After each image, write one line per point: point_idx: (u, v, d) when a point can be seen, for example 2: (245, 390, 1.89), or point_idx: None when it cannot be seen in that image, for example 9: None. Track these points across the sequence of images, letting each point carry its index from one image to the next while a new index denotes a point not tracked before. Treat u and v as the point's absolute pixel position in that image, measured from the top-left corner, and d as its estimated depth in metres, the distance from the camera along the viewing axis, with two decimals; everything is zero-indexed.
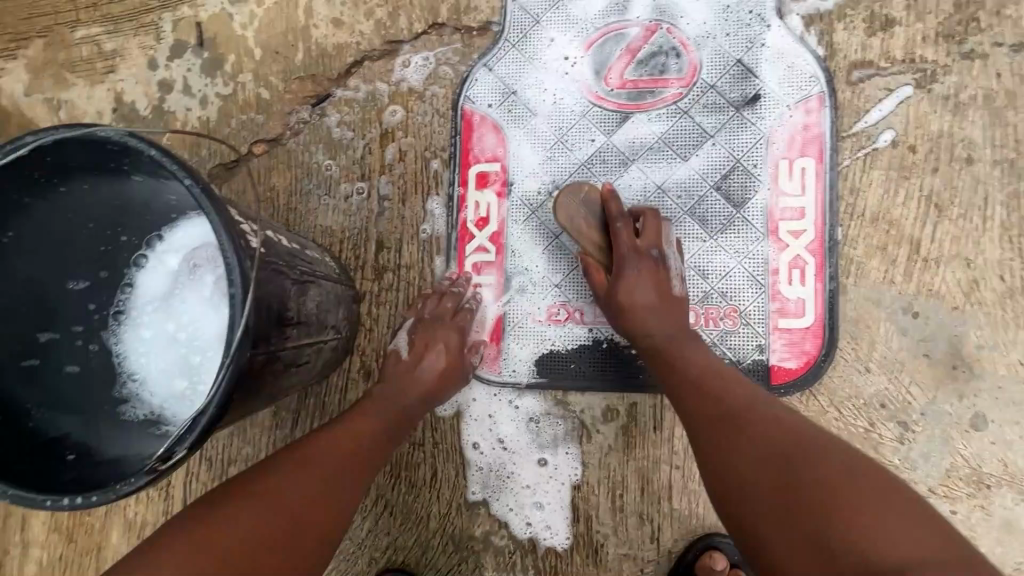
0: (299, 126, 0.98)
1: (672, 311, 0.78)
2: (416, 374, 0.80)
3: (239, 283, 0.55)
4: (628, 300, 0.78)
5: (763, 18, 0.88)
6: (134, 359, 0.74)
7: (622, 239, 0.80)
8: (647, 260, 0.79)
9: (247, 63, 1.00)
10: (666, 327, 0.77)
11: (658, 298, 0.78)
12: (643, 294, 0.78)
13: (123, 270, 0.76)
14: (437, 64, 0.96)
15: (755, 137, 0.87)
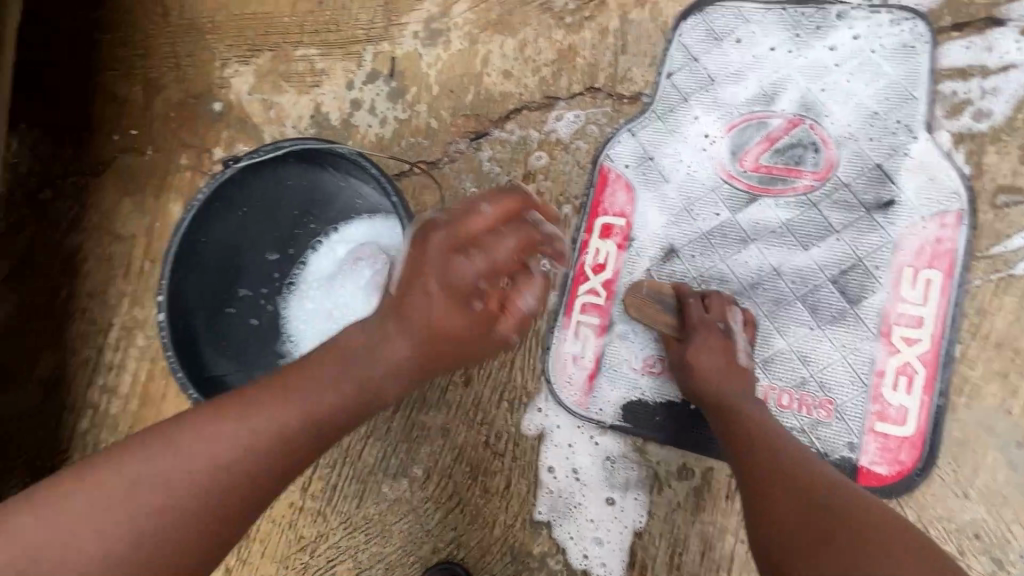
0: (455, 155, 1.13)
1: (736, 380, 0.83)
2: (444, 316, 0.70)
3: (414, 285, 0.67)
4: (696, 366, 0.85)
5: (911, 129, 0.91)
6: (295, 324, 0.89)
7: (694, 311, 0.89)
8: (715, 333, 0.86)
9: (425, 96, 1.18)
10: (729, 389, 0.82)
11: (721, 365, 0.84)
12: (708, 363, 0.84)
13: (303, 250, 0.91)
14: (586, 122, 1.07)
15: (882, 240, 0.89)
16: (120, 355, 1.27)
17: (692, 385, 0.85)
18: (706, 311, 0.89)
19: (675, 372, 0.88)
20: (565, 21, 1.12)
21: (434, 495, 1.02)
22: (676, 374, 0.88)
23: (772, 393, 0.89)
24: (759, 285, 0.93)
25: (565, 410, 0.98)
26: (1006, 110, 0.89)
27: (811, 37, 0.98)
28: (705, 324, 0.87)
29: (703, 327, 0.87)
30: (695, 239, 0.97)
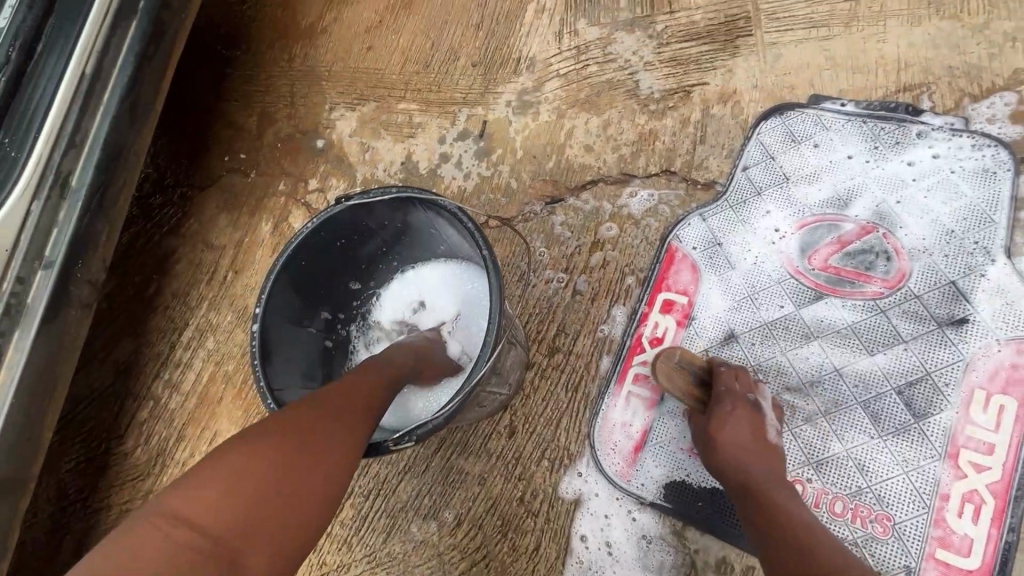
0: (529, 215, 1.21)
1: (764, 456, 0.80)
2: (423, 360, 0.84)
3: (491, 334, 0.72)
4: (720, 437, 0.82)
5: (989, 251, 0.91)
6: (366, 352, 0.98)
7: (721, 382, 0.88)
8: (743, 404, 0.85)
9: (509, 158, 1.27)
10: (757, 467, 0.79)
11: (746, 440, 0.81)
12: (733, 439, 0.82)
13: (382, 285, 1.01)
14: (658, 202, 1.13)
15: (954, 358, 0.88)
16: (189, 354, 1.36)
17: (714, 462, 0.82)
18: (735, 382, 0.88)
19: (701, 444, 0.86)
20: (649, 108, 1.20)
21: (461, 544, 1.02)
22: (702, 447, 0.86)
23: (825, 498, 0.86)
24: (819, 384, 0.92)
25: (606, 479, 0.97)
26: None
27: (890, 150, 1.01)
28: (732, 396, 0.86)
29: (727, 399, 0.85)
30: (757, 327, 0.98)
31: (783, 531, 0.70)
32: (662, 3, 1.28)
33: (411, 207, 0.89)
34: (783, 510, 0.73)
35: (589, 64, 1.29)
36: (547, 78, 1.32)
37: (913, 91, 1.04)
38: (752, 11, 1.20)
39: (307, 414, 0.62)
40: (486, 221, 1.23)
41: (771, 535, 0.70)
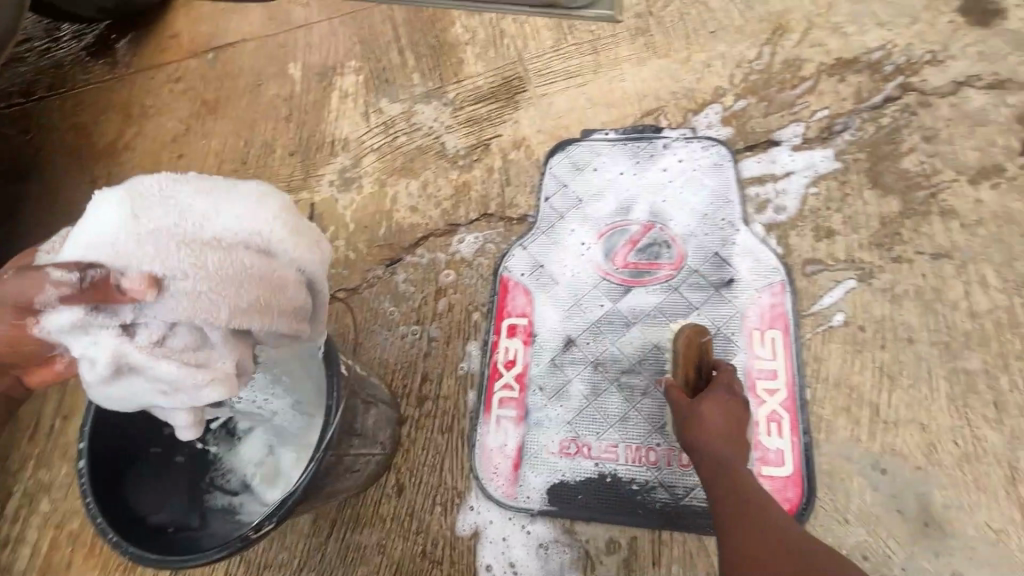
0: (373, 280, 1.27)
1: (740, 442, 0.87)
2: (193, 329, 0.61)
3: (334, 396, 0.77)
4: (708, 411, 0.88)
5: (733, 224, 1.16)
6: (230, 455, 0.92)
7: (725, 376, 0.93)
8: (735, 396, 0.91)
9: (342, 233, 1.33)
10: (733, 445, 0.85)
11: (732, 429, 0.86)
12: (721, 424, 0.86)
13: None
14: (484, 242, 1.26)
15: (732, 312, 1.09)
16: (20, 524, 1.18)
17: (688, 437, 0.88)
18: (732, 376, 0.94)
19: (681, 412, 0.91)
20: (458, 164, 1.35)
21: None
22: (681, 414, 0.91)
23: (673, 455, 1.01)
24: (646, 361, 1.08)
25: (495, 504, 1.03)
26: (795, 204, 1.16)
27: (648, 162, 1.25)
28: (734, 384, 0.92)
29: (724, 388, 0.91)
30: (588, 328, 1.13)
31: (744, 507, 0.77)
32: (449, 75, 1.46)
33: None
34: (750, 485, 0.79)
35: (398, 136, 1.42)
36: (363, 154, 1.42)
37: (653, 114, 1.31)
38: (522, 72, 1.42)
39: None
40: (334, 295, 1.27)
41: (736, 510, 0.77)
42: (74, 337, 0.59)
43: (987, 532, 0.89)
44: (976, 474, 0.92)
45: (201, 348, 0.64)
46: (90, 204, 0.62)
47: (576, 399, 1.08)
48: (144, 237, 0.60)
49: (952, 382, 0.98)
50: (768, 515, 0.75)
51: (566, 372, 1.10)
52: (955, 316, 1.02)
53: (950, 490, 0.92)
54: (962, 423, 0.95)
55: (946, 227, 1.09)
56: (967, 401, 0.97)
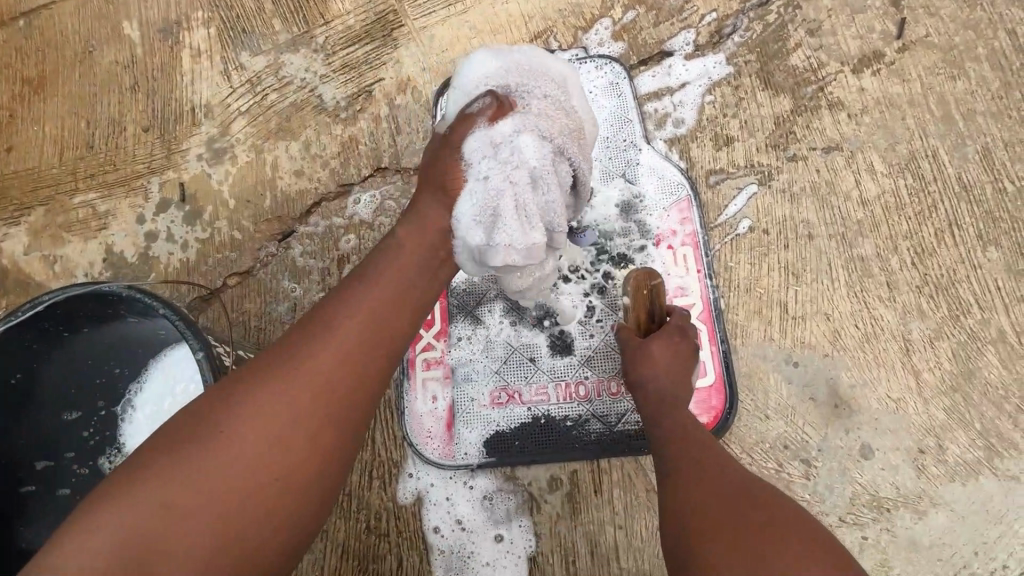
0: (267, 258, 1.15)
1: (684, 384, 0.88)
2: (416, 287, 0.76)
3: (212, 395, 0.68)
4: (648, 354, 0.90)
5: (635, 144, 1.13)
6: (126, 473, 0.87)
7: (674, 318, 0.95)
8: (683, 342, 0.92)
9: (223, 211, 1.19)
10: (674, 384, 0.87)
11: (677, 367, 0.89)
12: (667, 363, 0.88)
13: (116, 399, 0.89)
14: (382, 199, 1.16)
15: (644, 234, 1.07)
16: None
17: (634, 373, 0.90)
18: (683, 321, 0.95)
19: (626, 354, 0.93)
20: (340, 117, 1.22)
21: None
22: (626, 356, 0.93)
23: (602, 385, 1.01)
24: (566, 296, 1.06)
25: (434, 467, 1.00)
26: (693, 115, 1.13)
27: None
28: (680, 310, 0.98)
29: (671, 332, 0.93)
30: None
31: (687, 446, 0.75)
32: (314, 16, 1.29)
33: (87, 305, 0.80)
34: (691, 426, 0.79)
35: (268, 93, 1.26)
36: (230, 119, 1.25)
37: (542, 37, 1.22)
38: (395, 4, 1.28)
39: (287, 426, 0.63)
40: (225, 282, 1.15)
41: (678, 446, 0.76)
42: (473, 153, 0.78)
43: (888, 402, 0.96)
44: (876, 352, 0.98)
45: (537, 183, 0.78)
46: (467, 57, 0.87)
47: (502, 347, 1.05)
48: (524, 78, 0.82)
49: (849, 270, 1.02)
50: (710, 454, 0.73)
51: (488, 322, 1.06)
52: (848, 206, 1.05)
53: (854, 370, 0.97)
54: (860, 307, 1.00)
55: (835, 120, 1.11)
56: (864, 286, 1.01)
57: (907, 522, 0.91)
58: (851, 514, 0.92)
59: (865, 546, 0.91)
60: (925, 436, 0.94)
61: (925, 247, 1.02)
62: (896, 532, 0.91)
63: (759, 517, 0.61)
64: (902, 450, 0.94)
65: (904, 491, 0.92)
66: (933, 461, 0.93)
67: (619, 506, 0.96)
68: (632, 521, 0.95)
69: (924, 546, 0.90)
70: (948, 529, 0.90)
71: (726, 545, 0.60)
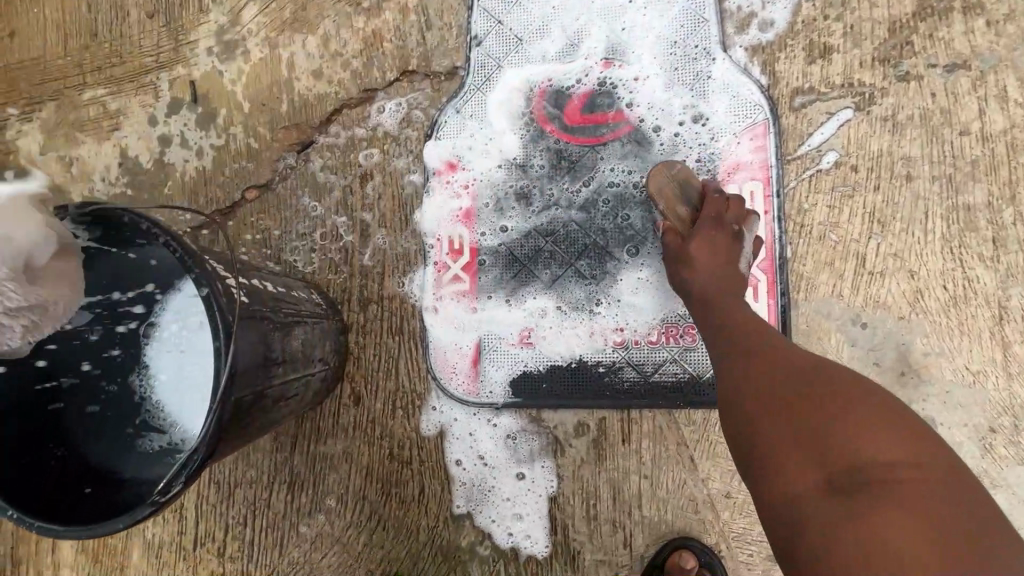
0: (286, 171, 1.06)
1: (730, 281, 0.78)
2: None
3: (222, 335, 0.63)
4: (683, 250, 0.81)
5: (709, 52, 0.94)
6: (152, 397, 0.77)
7: (712, 204, 0.83)
8: (727, 231, 0.81)
9: (237, 116, 1.08)
10: (712, 282, 0.78)
11: (724, 263, 0.79)
12: (707, 261, 0.79)
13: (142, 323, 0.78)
14: (409, 109, 1.03)
15: (704, 164, 0.93)
16: None
17: (672, 275, 0.82)
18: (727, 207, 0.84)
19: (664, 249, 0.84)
20: (363, 7, 1.06)
21: (353, 521, 1.00)
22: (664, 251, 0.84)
23: (641, 332, 0.93)
24: (606, 232, 0.96)
25: (458, 402, 0.97)
26: (786, 16, 0.92)
27: None
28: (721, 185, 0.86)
29: (710, 221, 0.82)
30: (541, 202, 0.98)
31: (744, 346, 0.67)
32: None
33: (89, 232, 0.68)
34: (742, 319, 0.72)
35: None
36: (241, 6, 1.10)
37: None
38: None
39: None
40: (243, 195, 1.07)
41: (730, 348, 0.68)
42: None
43: (965, 375, 0.85)
44: (962, 318, 0.86)
45: None
46: None
47: (534, 284, 0.97)
48: None
49: (949, 221, 0.87)
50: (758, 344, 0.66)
51: (522, 255, 0.98)
52: (963, 142, 0.87)
53: (932, 337, 0.86)
54: (953, 265, 0.86)
55: (968, 29, 0.88)
56: (964, 241, 0.86)
57: None
58: None
59: None
60: (1000, 415, 0.84)
61: None
62: None
63: (825, 402, 0.56)
64: (969, 426, 0.85)
65: None
66: (1003, 442, 0.84)
67: (646, 457, 0.92)
68: (659, 472, 0.92)
69: None
70: (1004, 512, 0.84)
71: (789, 448, 0.56)
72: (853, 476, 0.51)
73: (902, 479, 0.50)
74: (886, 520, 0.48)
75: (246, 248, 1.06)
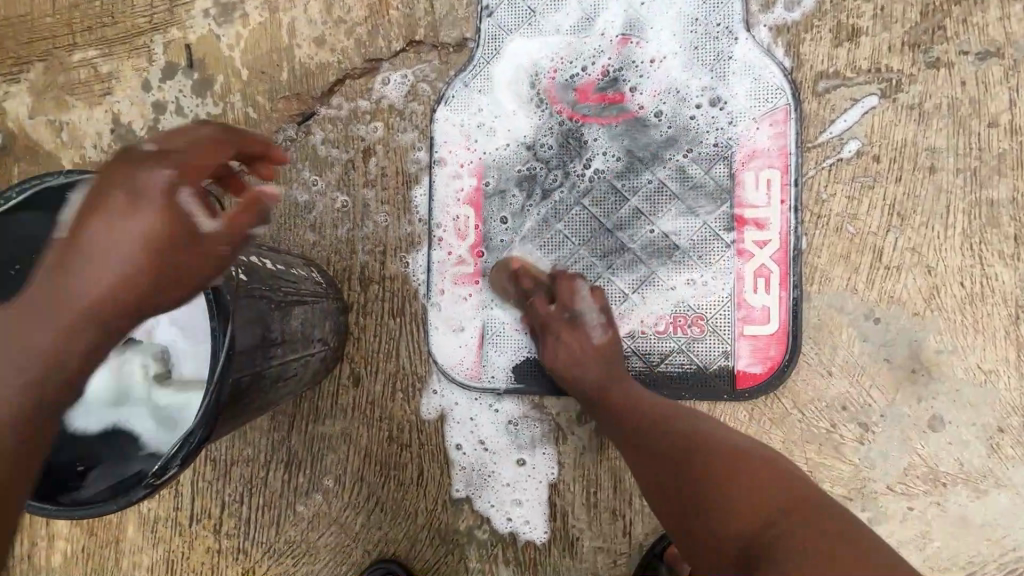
0: (286, 144, 1.02)
1: (599, 361, 0.82)
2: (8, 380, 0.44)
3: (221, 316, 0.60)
4: (555, 356, 0.84)
5: (731, 31, 0.90)
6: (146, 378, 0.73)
7: (561, 293, 0.86)
8: (558, 322, 0.85)
9: (235, 84, 1.04)
10: (592, 372, 0.81)
11: (581, 347, 0.83)
12: (574, 352, 0.83)
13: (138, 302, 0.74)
14: (415, 81, 0.99)
15: (720, 151, 0.90)
16: None
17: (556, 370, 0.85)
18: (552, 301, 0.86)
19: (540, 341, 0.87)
20: None
21: (351, 501, 0.99)
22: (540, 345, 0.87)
23: (649, 321, 0.91)
24: (615, 218, 0.93)
25: (460, 386, 0.96)
26: None
27: None
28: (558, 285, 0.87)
29: (558, 321, 0.85)
30: (550, 183, 0.95)
31: (641, 418, 0.74)
32: None
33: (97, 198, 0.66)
34: (627, 403, 0.77)
35: None
36: None
37: None
38: None
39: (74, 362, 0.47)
40: None
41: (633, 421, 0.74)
42: None
43: (976, 374, 0.84)
44: (977, 316, 0.84)
45: None
46: None
47: (539, 269, 0.94)
48: None
49: (970, 216, 0.84)
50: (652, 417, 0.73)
51: (528, 239, 0.95)
52: (990, 135, 0.84)
53: (945, 334, 0.84)
54: (971, 262, 0.84)
55: (1003, 15, 0.84)
56: (984, 237, 0.84)
57: (962, 499, 0.84)
58: (901, 484, 0.85)
59: (909, 517, 0.85)
60: (1009, 415, 0.83)
61: None
62: (946, 508, 0.84)
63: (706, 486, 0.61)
64: (977, 426, 0.84)
65: (966, 468, 0.84)
66: (1010, 442, 0.83)
67: None
68: None
69: (974, 525, 0.84)
70: (1006, 512, 0.83)
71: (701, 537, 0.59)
72: (758, 536, 0.54)
73: (806, 520, 0.54)
74: (796, 555, 0.50)
75: None
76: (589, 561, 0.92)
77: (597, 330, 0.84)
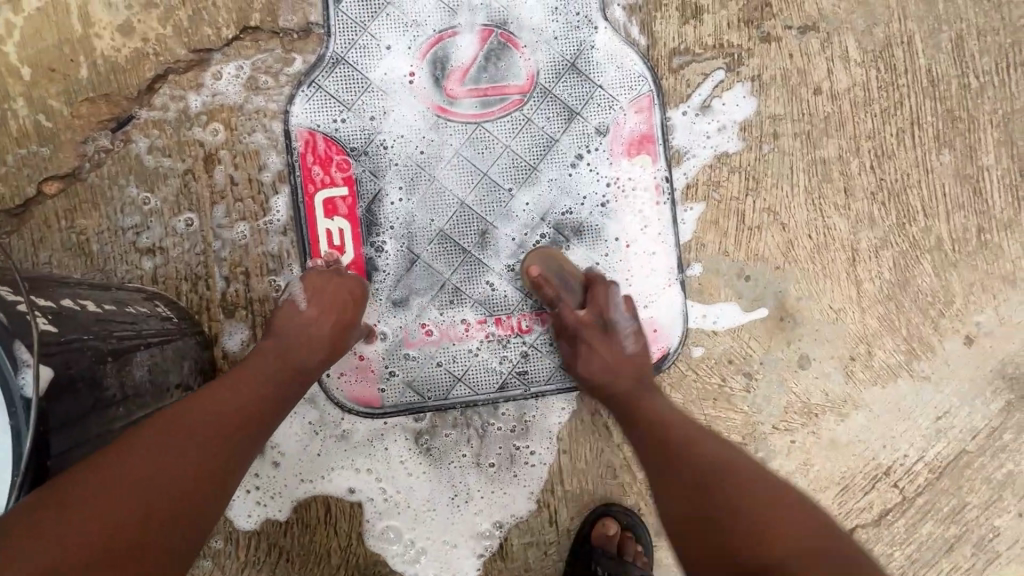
0: (98, 156, 0.84)
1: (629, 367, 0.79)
2: (151, 468, 0.52)
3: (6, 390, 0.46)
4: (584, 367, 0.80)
5: (590, 19, 0.91)
6: None
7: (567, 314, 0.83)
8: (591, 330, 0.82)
9: (15, 86, 0.83)
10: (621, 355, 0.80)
11: (609, 362, 0.79)
12: (600, 359, 0.79)
13: None
14: (255, 73, 0.86)
15: (592, 139, 0.91)
16: None
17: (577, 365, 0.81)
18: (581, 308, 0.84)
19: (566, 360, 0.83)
20: None
21: (249, 559, 0.86)
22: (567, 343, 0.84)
23: (548, 316, 0.90)
24: (502, 220, 0.90)
25: (361, 416, 0.88)
26: None
27: None
28: (504, 100, 0.90)
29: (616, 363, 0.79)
30: (430, 188, 0.89)
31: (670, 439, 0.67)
32: None
33: None
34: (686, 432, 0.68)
35: None
36: None
37: None
38: None
39: (191, 435, 0.55)
40: (40, 189, 0.83)
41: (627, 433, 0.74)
42: None
43: (829, 314, 0.94)
44: (825, 263, 0.94)
45: None
46: None
47: (430, 277, 0.89)
48: None
49: (810, 174, 0.94)
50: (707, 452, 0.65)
51: (412, 247, 0.88)
52: (816, 101, 0.94)
53: (803, 283, 0.94)
54: (815, 215, 0.94)
55: None
56: (822, 192, 0.94)
57: (831, 425, 0.94)
58: (782, 421, 0.94)
59: (791, 449, 0.94)
60: (857, 344, 0.95)
61: (886, 149, 0.95)
62: (820, 434, 0.94)
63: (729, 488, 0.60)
64: (837, 358, 0.95)
65: (833, 397, 0.95)
66: (860, 367, 0.95)
67: (563, 432, 0.91)
68: (577, 445, 0.91)
69: (841, 445, 0.95)
70: (865, 428, 0.95)
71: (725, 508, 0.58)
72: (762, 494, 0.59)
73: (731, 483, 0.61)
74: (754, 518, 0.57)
75: (56, 257, 0.83)
76: (520, 559, 0.90)
77: (631, 338, 0.81)
